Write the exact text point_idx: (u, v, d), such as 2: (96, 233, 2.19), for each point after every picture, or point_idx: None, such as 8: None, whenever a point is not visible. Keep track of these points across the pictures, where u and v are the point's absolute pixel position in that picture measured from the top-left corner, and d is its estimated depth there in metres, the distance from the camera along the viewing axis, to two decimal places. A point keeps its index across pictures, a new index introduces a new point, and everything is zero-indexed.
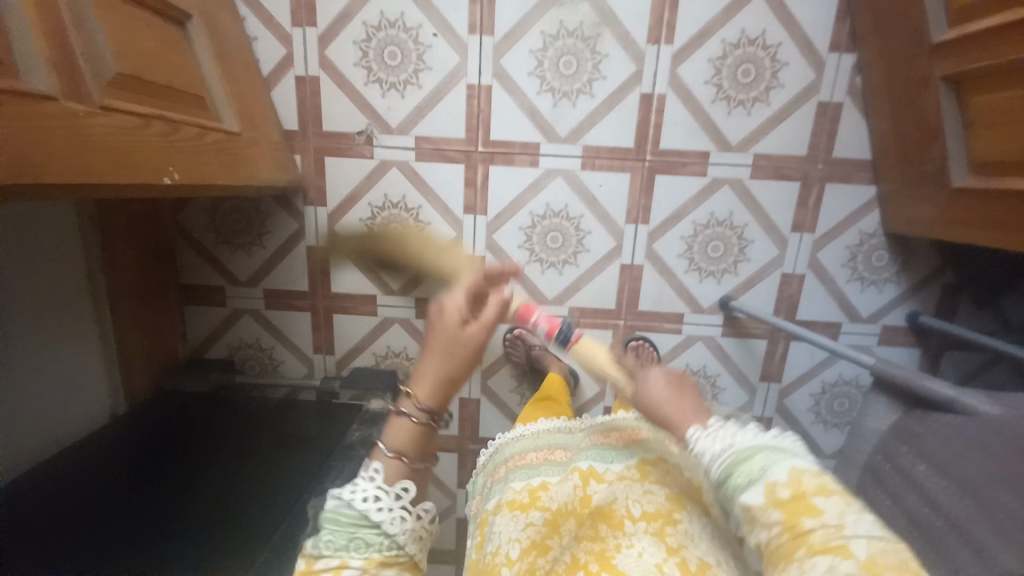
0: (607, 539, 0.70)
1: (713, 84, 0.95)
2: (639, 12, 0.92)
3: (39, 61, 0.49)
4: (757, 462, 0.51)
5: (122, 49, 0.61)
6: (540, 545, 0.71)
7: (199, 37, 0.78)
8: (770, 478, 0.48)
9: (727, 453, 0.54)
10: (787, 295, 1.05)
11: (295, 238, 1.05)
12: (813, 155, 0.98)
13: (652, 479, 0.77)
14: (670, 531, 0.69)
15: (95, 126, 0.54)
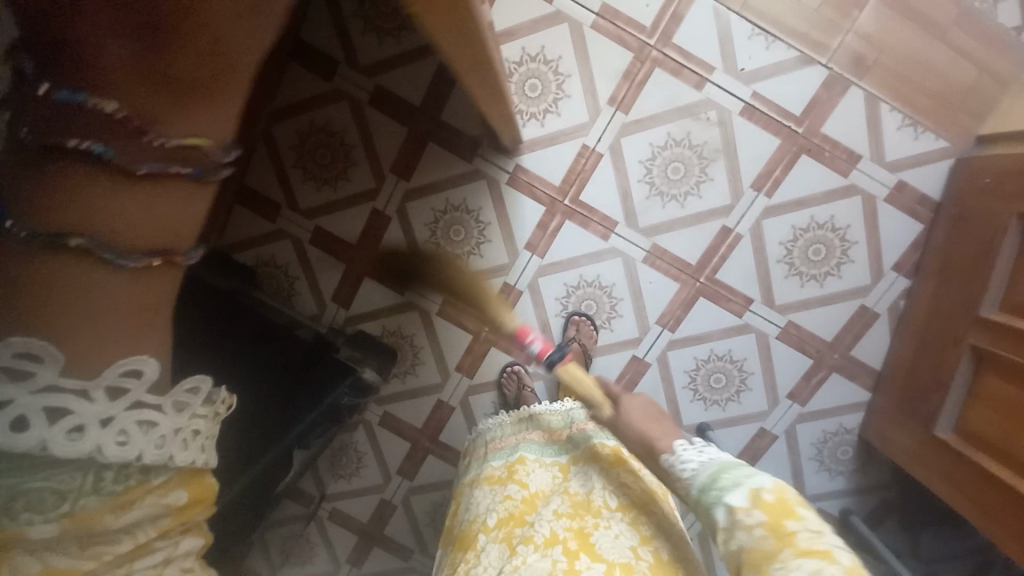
0: (586, 518, 0.71)
1: (786, 248, 1.03)
2: (756, 159, 0.99)
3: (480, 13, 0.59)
4: (738, 472, 0.61)
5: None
6: (517, 518, 0.73)
7: None
8: (756, 485, 0.59)
9: (709, 464, 0.63)
10: (756, 447, 1.14)
11: (366, 195, 1.10)
12: (834, 344, 1.08)
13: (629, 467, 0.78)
14: (643, 520, 0.73)
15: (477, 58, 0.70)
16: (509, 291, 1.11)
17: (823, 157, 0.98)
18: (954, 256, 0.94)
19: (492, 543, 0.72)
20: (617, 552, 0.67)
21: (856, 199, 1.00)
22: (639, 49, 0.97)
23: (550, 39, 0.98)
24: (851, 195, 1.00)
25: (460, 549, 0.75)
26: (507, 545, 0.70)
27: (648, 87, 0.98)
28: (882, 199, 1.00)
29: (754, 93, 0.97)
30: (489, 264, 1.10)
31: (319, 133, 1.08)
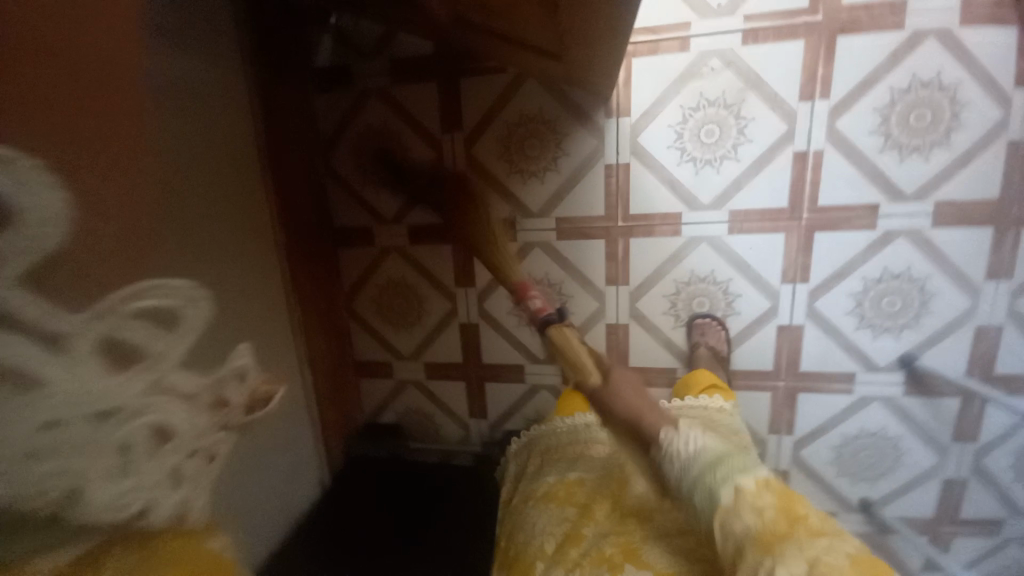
0: (632, 531, 0.69)
1: (881, 132, 0.87)
2: (789, 72, 0.88)
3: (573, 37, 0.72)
4: (733, 465, 0.62)
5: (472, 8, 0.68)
6: (573, 535, 0.70)
7: None
8: (741, 485, 0.60)
9: (702, 456, 0.64)
10: (983, 350, 0.94)
11: (449, 316, 1.16)
12: (1011, 195, 0.87)
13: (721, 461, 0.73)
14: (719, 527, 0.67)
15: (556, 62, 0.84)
16: (615, 330, 1.08)
17: (864, 25, 0.84)
18: None
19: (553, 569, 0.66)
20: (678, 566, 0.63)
21: (932, 39, 0.83)
22: None
23: (525, 100, 1.00)
24: (922, 39, 0.83)
25: (514, 569, 0.72)
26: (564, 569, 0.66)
27: (637, 80, 0.94)
28: (966, 19, 0.82)
29: (746, 16, 0.87)
30: (583, 316, 1.09)
31: (388, 288, 1.17)
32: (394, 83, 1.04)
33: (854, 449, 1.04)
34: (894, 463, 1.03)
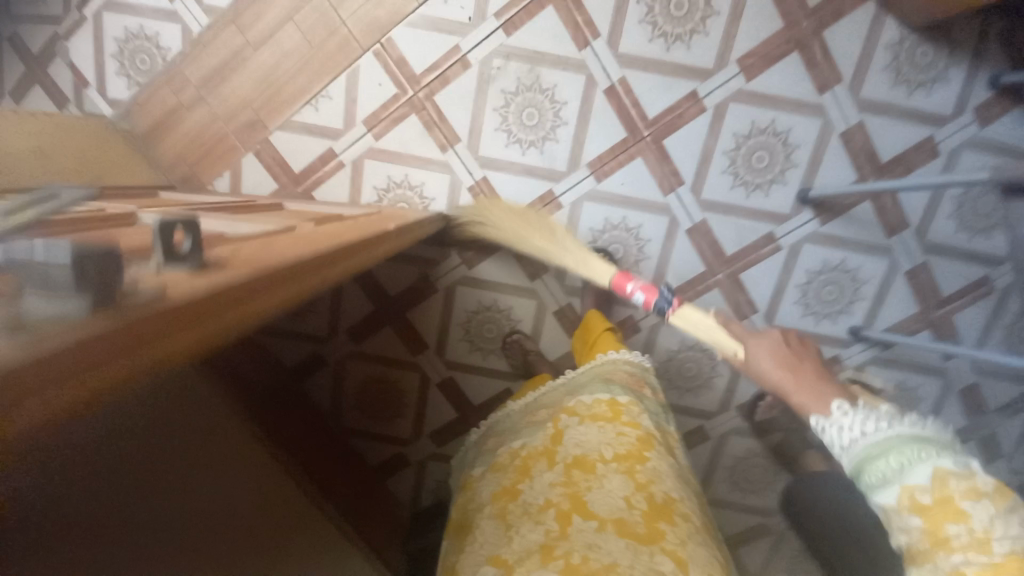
0: (578, 480, 0.70)
1: (658, 35, 0.95)
2: (558, 34, 0.96)
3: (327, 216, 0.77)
4: (891, 462, 0.56)
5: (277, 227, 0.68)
6: (511, 491, 0.74)
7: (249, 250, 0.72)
8: (910, 482, 0.54)
9: (864, 441, 0.58)
10: (860, 149, 0.99)
11: (425, 384, 1.20)
12: (790, 19, 0.94)
13: (626, 420, 0.76)
14: (640, 469, 0.71)
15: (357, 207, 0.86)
16: (563, 313, 1.13)
17: None
18: None
19: (488, 520, 0.72)
20: (609, 507, 0.66)
21: None
22: (411, 105, 1.01)
23: (374, 176, 1.06)
24: None
25: (461, 525, 0.78)
26: (502, 521, 0.70)
27: (448, 110, 1.02)
28: None
29: (495, 14, 0.96)
30: (531, 319, 1.14)
31: (364, 390, 1.21)
32: None
33: (817, 292, 1.07)
34: (856, 285, 1.07)
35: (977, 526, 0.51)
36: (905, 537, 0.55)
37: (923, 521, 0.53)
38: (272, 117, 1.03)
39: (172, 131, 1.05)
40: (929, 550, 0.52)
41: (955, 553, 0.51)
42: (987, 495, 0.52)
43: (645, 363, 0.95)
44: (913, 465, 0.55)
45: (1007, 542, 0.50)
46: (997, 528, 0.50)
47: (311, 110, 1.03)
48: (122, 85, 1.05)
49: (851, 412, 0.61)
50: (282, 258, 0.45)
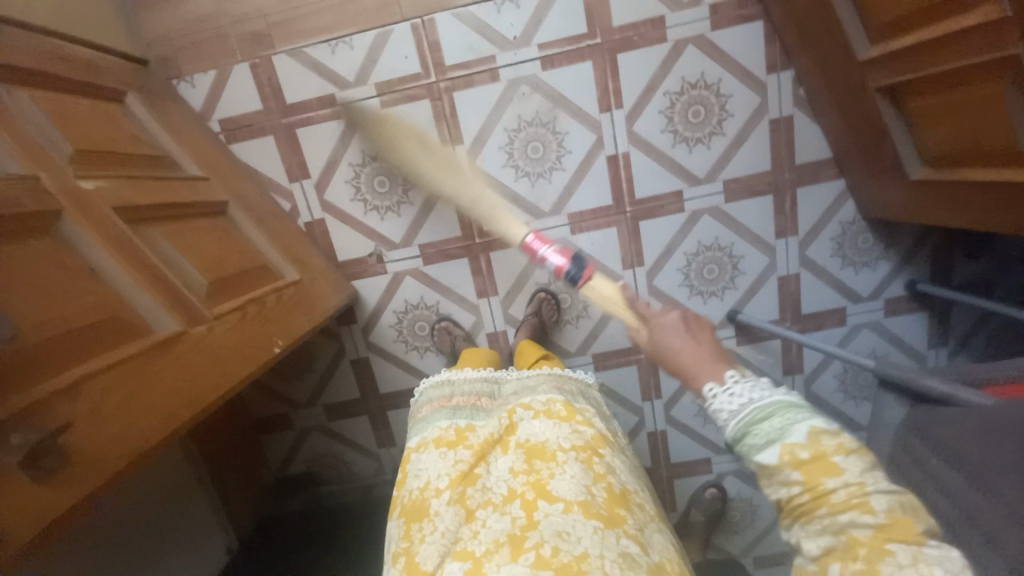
0: (539, 469, 0.79)
1: (670, 131, 1.02)
2: (588, 89, 1.00)
3: (220, 242, 0.81)
4: (772, 424, 0.59)
5: (194, 255, 0.73)
6: (469, 477, 0.82)
7: (167, 242, 0.70)
8: (789, 440, 0.57)
9: (745, 411, 0.60)
10: (789, 295, 1.13)
11: (339, 354, 1.18)
12: (778, 166, 1.05)
13: (580, 419, 0.88)
14: (598, 460, 0.81)
15: (245, 227, 0.90)
16: (495, 337, 1.16)
17: (636, 43, 0.98)
18: (797, 28, 0.91)
19: (444, 505, 0.79)
20: (574, 492, 0.74)
21: (691, 47, 0.98)
22: (428, 91, 1.00)
23: (364, 141, 1.03)
24: (683, 50, 0.98)
25: (412, 512, 0.81)
26: (460, 505, 0.78)
27: (461, 111, 1.02)
28: (711, 31, 0.98)
29: (538, 44, 0.98)
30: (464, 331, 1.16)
31: None
32: (230, 142, 1.04)
33: None
34: None
35: (852, 480, 0.54)
36: (778, 495, 0.58)
37: (803, 474, 0.56)
38: (283, 39, 0.97)
39: (172, 5, 0.97)
40: (812, 507, 0.56)
41: (838, 509, 0.54)
42: (855, 450, 0.56)
43: (590, 380, 1.05)
44: (791, 428, 0.58)
45: (882, 496, 0.53)
46: (870, 482, 0.54)
47: (326, 50, 0.98)
48: None
49: (741, 382, 0.63)
50: (148, 401, 0.55)
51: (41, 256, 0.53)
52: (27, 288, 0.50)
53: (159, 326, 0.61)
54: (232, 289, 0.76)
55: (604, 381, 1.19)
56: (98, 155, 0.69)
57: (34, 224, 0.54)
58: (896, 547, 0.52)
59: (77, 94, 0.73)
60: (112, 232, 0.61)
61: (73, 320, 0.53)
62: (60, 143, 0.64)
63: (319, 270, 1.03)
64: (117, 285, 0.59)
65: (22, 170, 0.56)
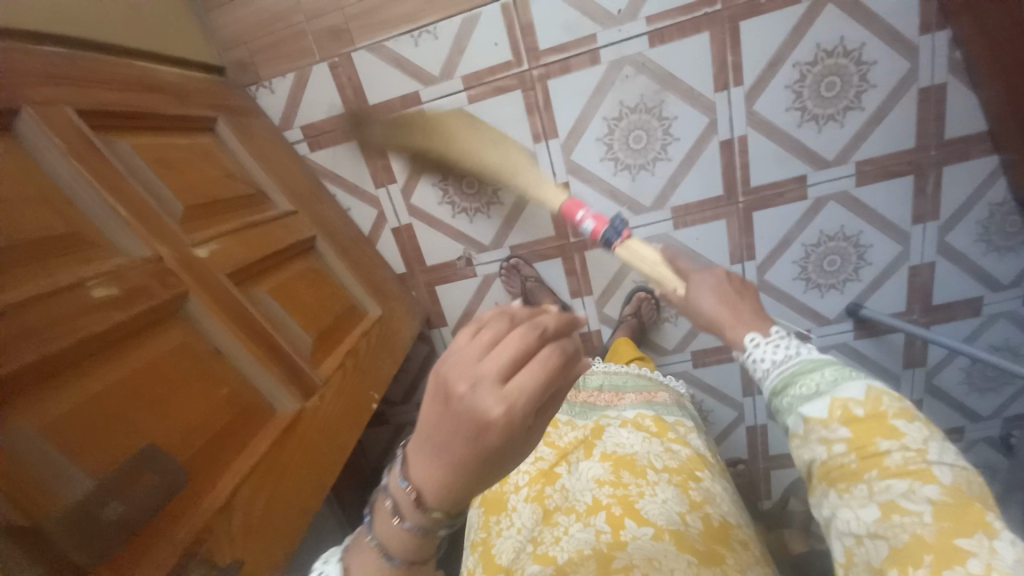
0: (627, 484, 0.73)
1: (797, 108, 0.90)
2: (702, 67, 0.88)
3: (310, 282, 0.79)
4: (822, 376, 0.47)
5: (294, 311, 0.71)
6: (548, 475, 0.81)
7: (269, 298, 0.67)
8: (841, 395, 0.46)
9: (788, 363, 0.50)
10: (919, 285, 1.03)
11: (431, 357, 1.18)
12: (922, 142, 0.91)
13: (673, 437, 0.83)
14: (693, 486, 0.74)
15: (326, 259, 0.87)
16: (589, 336, 1.13)
17: (762, 7, 0.84)
18: None
19: (524, 504, 0.79)
20: (665, 518, 0.68)
21: (829, 8, 0.83)
22: (520, 81, 0.91)
23: None
24: (819, 12, 0.84)
25: (492, 506, 0.83)
26: (541, 506, 0.77)
27: (556, 101, 0.92)
28: None
29: (647, 17, 0.85)
30: None
31: None
32: (313, 149, 0.99)
33: None
34: None
35: (910, 445, 0.42)
36: (813, 456, 0.46)
37: (852, 432, 0.44)
38: (363, 33, 0.90)
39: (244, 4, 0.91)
40: (859, 471, 0.43)
41: (889, 475, 0.42)
42: (919, 418, 0.45)
43: (679, 389, 1.01)
44: (837, 381, 0.46)
45: (947, 467, 0.41)
46: (932, 451, 0.42)
47: (409, 43, 0.90)
48: None
49: (785, 337, 0.52)
50: (285, 495, 0.54)
51: (172, 350, 0.51)
52: (167, 396, 0.48)
53: (279, 406, 0.59)
54: (329, 343, 0.74)
55: (704, 377, 1.14)
56: (204, 209, 0.66)
57: (161, 314, 0.51)
58: (967, 544, 0.38)
59: (170, 131, 0.69)
60: (229, 305, 0.59)
61: (213, 419, 0.51)
62: (170, 202, 0.61)
63: (397, 299, 1.02)
64: (239, 366, 0.57)
65: (145, 250, 0.53)
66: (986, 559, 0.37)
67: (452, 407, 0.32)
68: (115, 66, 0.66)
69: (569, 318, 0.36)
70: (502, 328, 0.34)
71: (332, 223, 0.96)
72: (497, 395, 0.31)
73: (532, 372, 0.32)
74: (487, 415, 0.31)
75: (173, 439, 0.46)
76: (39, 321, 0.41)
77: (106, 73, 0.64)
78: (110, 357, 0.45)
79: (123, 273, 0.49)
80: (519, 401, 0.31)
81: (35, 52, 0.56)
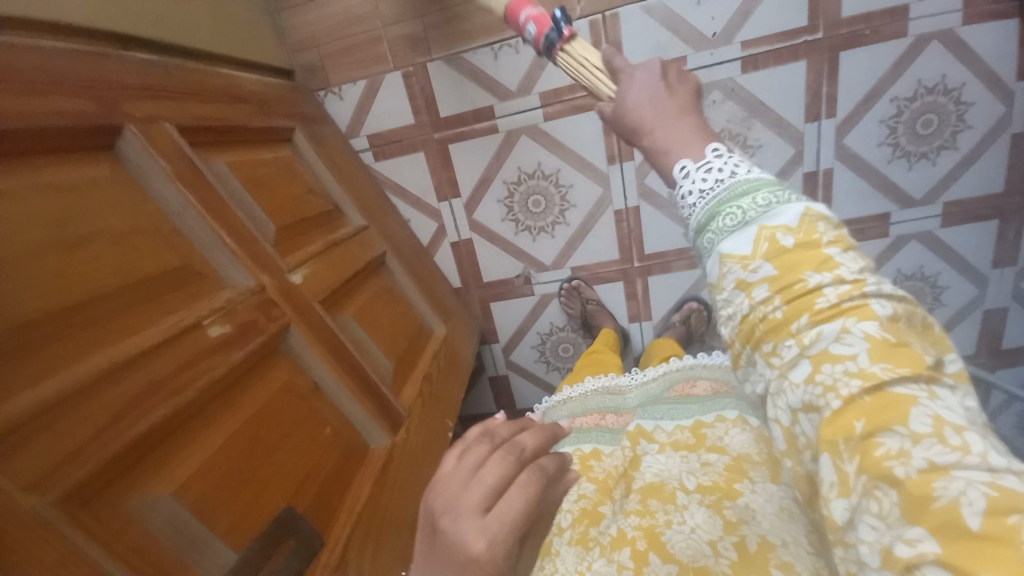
0: (655, 514, 0.70)
1: (890, 143, 0.86)
2: (792, 97, 0.84)
3: (386, 304, 0.76)
4: (751, 203, 0.38)
5: (376, 337, 0.68)
6: (592, 515, 0.75)
7: (355, 324, 0.65)
8: (770, 223, 0.37)
9: (718, 191, 0.39)
10: (991, 331, 1.00)
11: (478, 372, 1.16)
12: (1016, 187, 0.88)
13: (708, 446, 0.77)
14: (728, 506, 0.68)
15: (395, 275, 0.84)
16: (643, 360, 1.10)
17: (865, 38, 0.80)
18: None
19: (567, 548, 0.73)
20: (692, 554, 0.64)
21: (936, 44, 0.80)
22: None
23: (522, 157, 0.93)
24: (924, 47, 0.80)
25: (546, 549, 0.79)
26: (581, 548, 0.72)
27: None
28: (966, 22, 0.78)
29: (742, 43, 0.82)
30: None
31: None
32: (377, 159, 0.96)
33: None
34: None
35: (846, 276, 0.34)
36: (735, 310, 0.38)
37: (776, 268, 0.36)
38: (441, 43, 0.86)
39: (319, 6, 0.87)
40: (786, 320, 0.35)
41: (825, 319, 0.34)
42: (855, 250, 0.37)
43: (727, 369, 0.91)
44: (767, 207, 0.37)
45: (884, 301, 0.34)
46: (868, 281, 0.35)
47: (489, 56, 0.86)
48: None
49: (725, 156, 0.41)
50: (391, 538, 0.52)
51: (282, 391, 0.48)
52: (279, 443, 0.45)
53: (374, 444, 0.57)
54: (407, 368, 0.71)
55: None
56: (292, 228, 0.63)
57: (270, 351, 0.49)
58: (907, 390, 0.31)
59: (256, 144, 0.67)
60: (325, 336, 0.56)
61: (319, 465, 0.48)
62: (264, 223, 0.58)
63: (456, 316, 0.99)
64: (337, 403, 0.55)
65: (249, 280, 0.50)
66: (931, 406, 0.30)
67: (437, 541, 0.31)
68: (200, 74, 0.63)
69: (553, 432, 0.39)
70: (485, 453, 0.36)
71: (396, 236, 0.93)
72: (478, 526, 0.30)
73: (513, 498, 0.32)
74: (473, 554, 0.29)
75: (288, 490, 0.44)
76: (165, 370, 0.39)
77: (196, 82, 0.60)
78: (226, 403, 0.43)
79: (234, 307, 0.47)
80: (500, 531, 0.31)
81: (131, 59, 0.52)
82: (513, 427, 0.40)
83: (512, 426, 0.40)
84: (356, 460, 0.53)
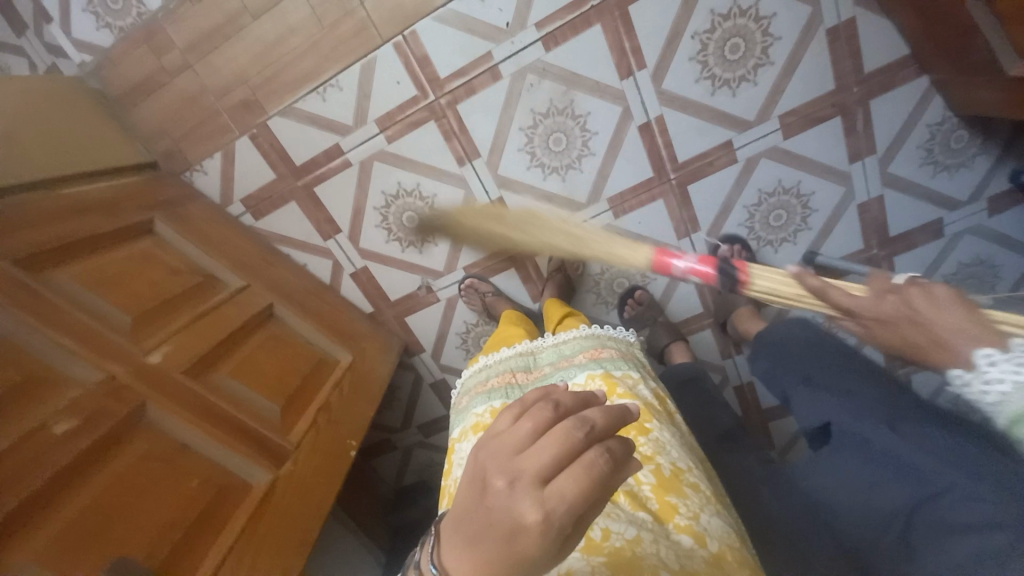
0: None
1: (706, 77, 0.89)
2: (601, 59, 0.88)
3: (274, 351, 0.84)
4: None
5: (259, 383, 0.76)
6: None
7: (231, 379, 0.73)
8: None
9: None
10: (872, 222, 1.00)
11: (418, 382, 1.25)
12: (842, 82, 0.89)
13: (621, 392, 0.74)
14: (643, 441, 0.67)
15: (286, 323, 0.92)
16: None
17: None
18: None
19: None
20: None
21: None
22: (431, 112, 0.93)
23: (383, 181, 1.00)
24: None
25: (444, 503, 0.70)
26: None
27: (470, 123, 0.94)
28: None
29: (536, 24, 0.86)
30: None
31: None
32: (257, 218, 1.04)
33: None
34: None
35: None
36: None
37: None
38: (272, 100, 0.93)
39: (160, 98, 0.95)
40: None
41: None
42: None
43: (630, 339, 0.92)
44: None
45: None
46: None
47: (318, 100, 0.92)
48: (89, 24, 0.92)
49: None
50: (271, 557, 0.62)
51: (143, 457, 0.57)
52: (143, 501, 0.54)
53: (254, 478, 0.66)
54: (300, 404, 0.80)
55: None
56: (153, 312, 0.71)
57: (127, 426, 0.58)
58: None
59: (111, 246, 0.75)
60: (188, 400, 0.65)
61: (187, 509, 0.57)
62: (117, 317, 0.66)
63: (368, 340, 1.06)
64: (209, 453, 0.63)
65: (97, 372, 0.59)
66: None
67: (489, 500, 0.33)
68: (42, 200, 0.70)
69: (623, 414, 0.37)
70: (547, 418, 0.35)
71: (290, 286, 1.01)
72: (535, 498, 0.32)
73: (575, 476, 0.32)
74: (524, 523, 0.31)
75: (152, 536, 0.53)
76: (13, 465, 0.47)
77: (36, 209, 0.68)
78: (81, 480, 0.51)
79: (81, 401, 0.55)
80: (558, 507, 0.31)
81: None
82: (578, 398, 0.38)
83: (576, 398, 0.38)
84: (231, 499, 0.62)
